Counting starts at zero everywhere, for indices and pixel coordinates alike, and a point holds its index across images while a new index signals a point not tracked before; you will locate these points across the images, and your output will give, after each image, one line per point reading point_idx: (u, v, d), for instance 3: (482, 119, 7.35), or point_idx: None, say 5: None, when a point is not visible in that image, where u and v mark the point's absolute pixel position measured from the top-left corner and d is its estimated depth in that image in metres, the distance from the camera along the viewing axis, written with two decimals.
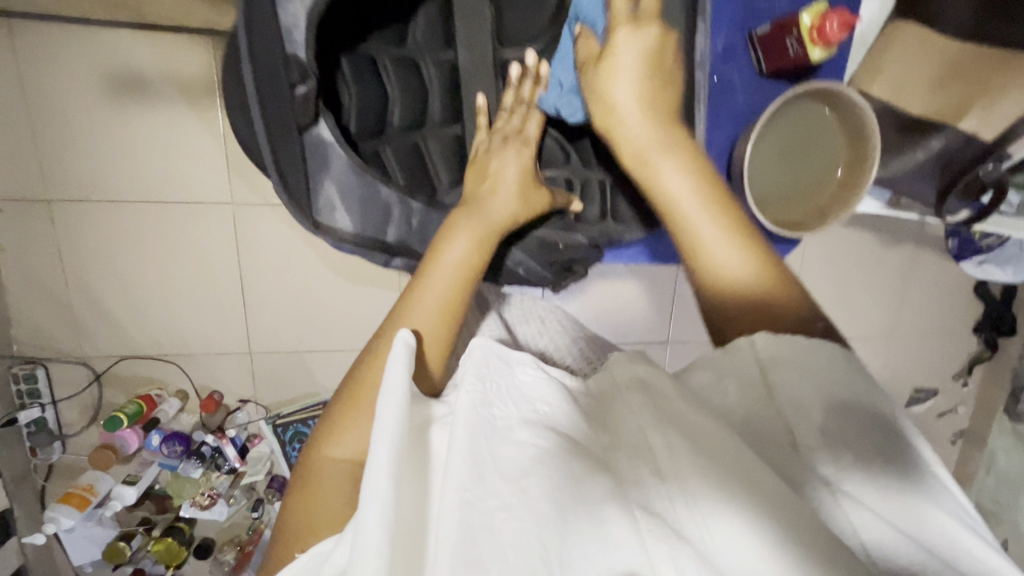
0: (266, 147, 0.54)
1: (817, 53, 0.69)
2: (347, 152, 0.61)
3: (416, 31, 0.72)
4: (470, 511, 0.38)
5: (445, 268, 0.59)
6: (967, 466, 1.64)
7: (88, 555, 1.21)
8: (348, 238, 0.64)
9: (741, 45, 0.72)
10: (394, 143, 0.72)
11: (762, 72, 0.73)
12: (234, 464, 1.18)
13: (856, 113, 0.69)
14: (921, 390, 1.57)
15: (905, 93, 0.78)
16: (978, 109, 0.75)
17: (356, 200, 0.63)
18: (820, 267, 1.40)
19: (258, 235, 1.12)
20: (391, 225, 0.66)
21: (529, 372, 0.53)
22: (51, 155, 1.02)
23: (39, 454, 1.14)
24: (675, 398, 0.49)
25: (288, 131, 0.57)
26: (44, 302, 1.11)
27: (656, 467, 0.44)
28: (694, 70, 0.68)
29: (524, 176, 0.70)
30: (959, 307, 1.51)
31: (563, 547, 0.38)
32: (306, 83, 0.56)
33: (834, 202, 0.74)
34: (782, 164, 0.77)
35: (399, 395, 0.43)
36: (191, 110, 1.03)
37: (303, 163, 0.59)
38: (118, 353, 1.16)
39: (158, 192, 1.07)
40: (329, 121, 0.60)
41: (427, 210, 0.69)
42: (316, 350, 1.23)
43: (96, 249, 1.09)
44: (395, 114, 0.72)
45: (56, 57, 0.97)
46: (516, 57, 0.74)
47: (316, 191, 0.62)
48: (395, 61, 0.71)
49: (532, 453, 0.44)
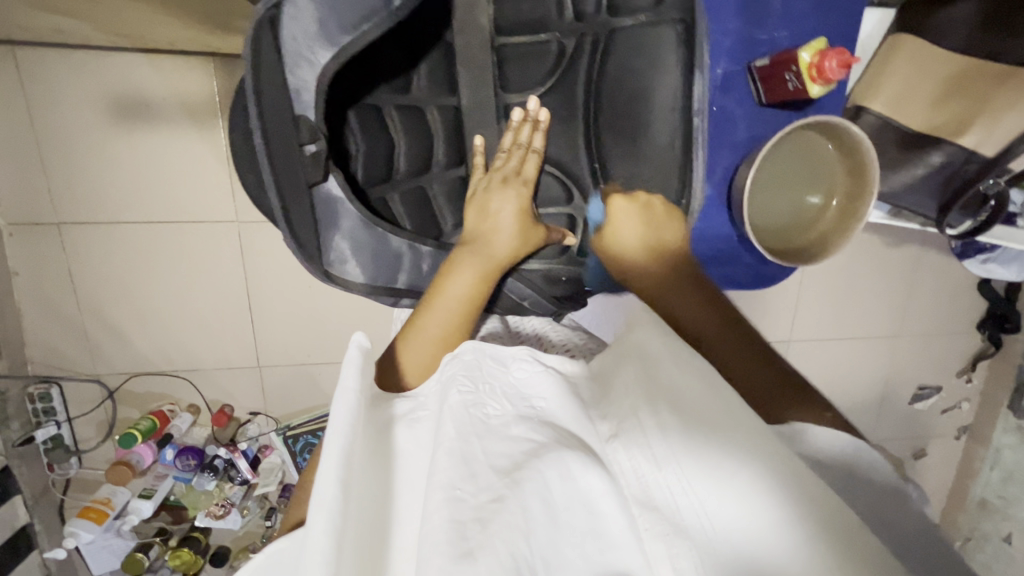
0: (279, 211, 0.56)
1: (817, 89, 0.68)
2: (357, 208, 0.62)
3: (421, 78, 0.73)
4: (460, 509, 0.40)
5: (446, 301, 0.63)
6: (971, 460, 1.65)
7: (108, 565, 1.24)
8: (358, 289, 0.65)
9: (741, 77, 0.73)
10: (402, 189, 0.73)
11: (761, 103, 0.73)
12: (246, 476, 1.20)
13: (856, 145, 0.68)
14: (924, 386, 1.58)
15: (905, 108, 0.78)
16: (980, 124, 0.74)
17: (367, 253, 0.64)
18: (822, 269, 1.40)
19: (265, 252, 1.14)
20: (401, 273, 0.67)
21: (525, 366, 0.53)
22: (59, 179, 1.03)
23: (56, 469, 1.17)
24: (671, 366, 0.49)
25: (298, 189, 0.58)
26: (56, 322, 1.13)
27: (650, 455, 0.45)
28: (693, 114, 0.71)
29: (523, 212, 0.71)
30: (962, 305, 1.51)
31: (553, 545, 0.41)
32: (316, 143, 0.57)
33: (836, 230, 0.73)
34: (779, 193, 0.77)
35: (351, 398, 0.45)
36: (196, 132, 1.04)
37: (314, 219, 0.60)
38: (130, 370, 1.18)
39: (165, 213, 1.08)
40: (339, 178, 0.60)
41: (437, 253, 0.69)
42: (324, 363, 1.25)
43: (106, 269, 1.10)
44: (402, 161, 0.73)
45: (60, 83, 0.98)
46: (518, 102, 0.76)
47: (327, 246, 0.62)
48: (401, 109, 0.72)
49: (527, 448, 0.46)
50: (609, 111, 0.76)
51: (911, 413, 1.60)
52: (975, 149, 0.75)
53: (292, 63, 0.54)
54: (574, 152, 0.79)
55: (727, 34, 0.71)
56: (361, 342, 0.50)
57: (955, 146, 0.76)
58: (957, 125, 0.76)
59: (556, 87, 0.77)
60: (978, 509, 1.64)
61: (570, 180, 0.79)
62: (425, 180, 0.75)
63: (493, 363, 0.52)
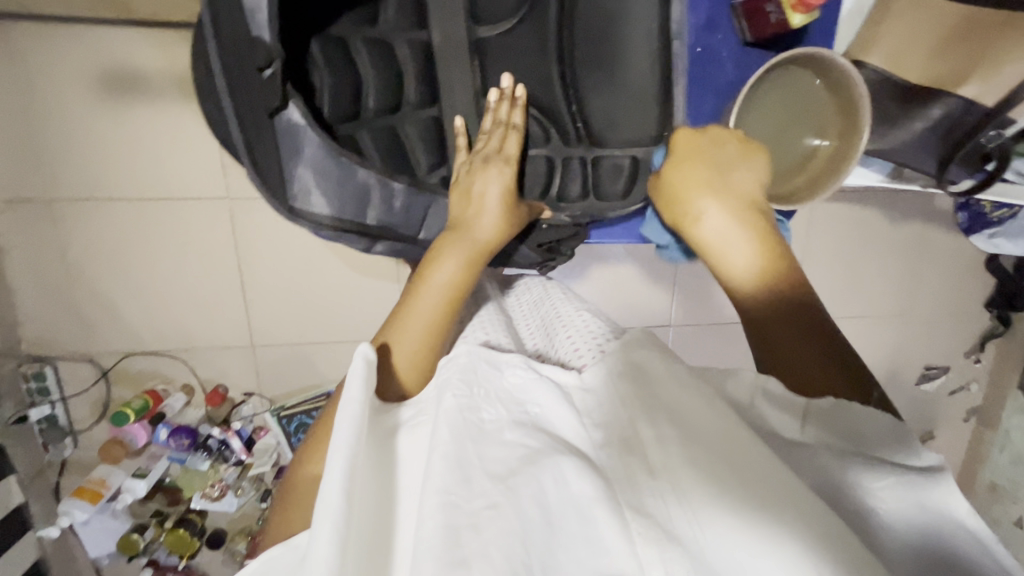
0: (241, 144, 0.55)
1: (797, 18, 0.69)
2: (319, 136, 0.60)
3: (388, 9, 0.70)
4: (454, 514, 0.42)
5: (433, 287, 0.62)
6: (982, 444, 1.61)
7: (104, 547, 1.23)
8: (325, 222, 0.63)
9: (723, 17, 0.73)
10: (372, 127, 0.71)
11: (746, 43, 0.73)
12: (240, 455, 1.19)
13: (842, 75, 0.67)
14: (932, 367, 1.54)
15: (903, 62, 0.75)
16: (978, 75, 0.73)
17: (334, 185, 0.63)
18: (825, 245, 1.37)
19: (256, 230, 1.13)
20: (371, 209, 0.67)
21: (519, 373, 0.55)
22: (50, 156, 1.03)
23: (51, 450, 1.18)
24: (673, 389, 0.51)
25: (256, 117, 0.57)
26: (50, 301, 1.13)
27: (646, 464, 0.47)
28: (672, 40, 0.70)
29: (508, 191, 0.70)
30: (970, 283, 1.47)
31: (549, 550, 0.42)
32: (272, 65, 0.55)
33: (827, 172, 0.70)
34: (768, 139, 0.75)
35: (354, 408, 0.45)
36: (184, 107, 1.03)
37: (274, 147, 0.59)
38: (124, 349, 1.18)
39: (155, 190, 1.08)
40: (298, 105, 0.58)
41: (411, 192, 0.70)
42: (318, 342, 1.24)
43: (98, 247, 1.10)
44: (370, 97, 0.71)
45: (49, 57, 0.98)
46: (491, 35, 0.73)
47: (291, 177, 0.61)
48: (368, 43, 0.70)
49: (521, 453, 0.48)
50: (586, 45, 0.73)
51: (919, 395, 1.56)
52: (975, 100, 0.74)
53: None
54: (550, 90, 0.76)
55: None
56: (366, 353, 0.51)
57: (955, 96, 0.74)
58: (958, 75, 0.74)
59: (529, 17, 0.73)
60: (988, 494, 1.61)
61: (548, 122, 0.77)
62: (396, 119, 0.73)
63: (486, 367, 0.54)
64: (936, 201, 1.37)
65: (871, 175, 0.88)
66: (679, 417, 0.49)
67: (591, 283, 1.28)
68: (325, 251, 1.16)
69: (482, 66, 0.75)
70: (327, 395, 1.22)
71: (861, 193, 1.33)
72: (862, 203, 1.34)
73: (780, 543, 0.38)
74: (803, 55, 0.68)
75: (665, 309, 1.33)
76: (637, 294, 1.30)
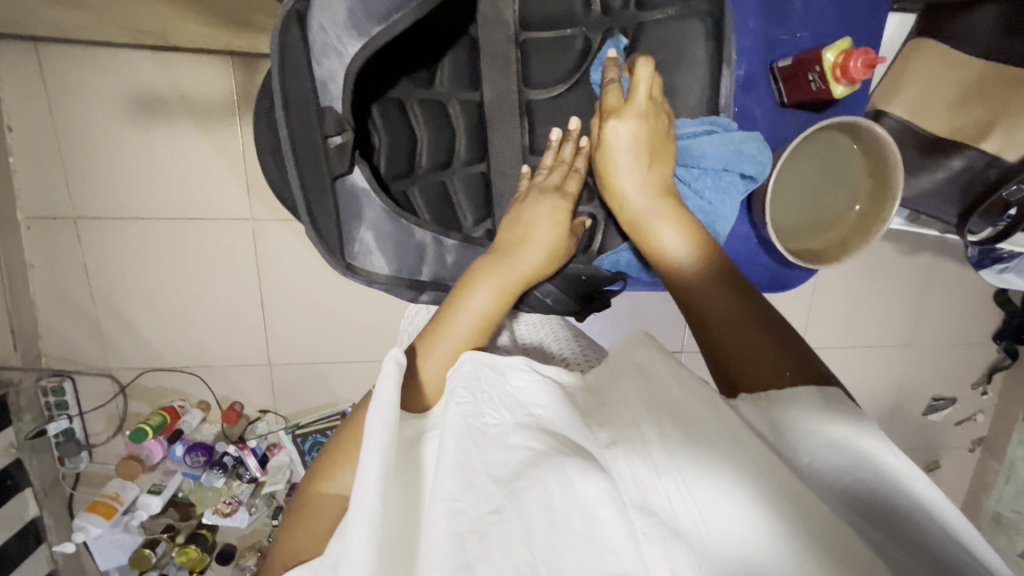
0: (302, 205, 0.56)
1: (840, 90, 0.67)
2: (380, 198, 0.62)
3: (443, 73, 0.73)
4: (459, 519, 0.37)
5: (467, 313, 0.60)
6: (986, 473, 1.62)
7: (114, 561, 1.24)
8: (382, 279, 0.64)
9: (761, 76, 0.72)
10: (422, 184, 0.73)
11: (783, 103, 0.73)
12: (255, 473, 1.19)
13: (881, 148, 0.68)
14: (939, 398, 1.55)
15: (926, 114, 0.78)
16: (1000, 129, 0.75)
17: (391, 243, 0.64)
18: (836, 278, 1.39)
19: (276, 251, 1.14)
20: (425, 265, 0.66)
21: (524, 377, 0.51)
22: (78, 175, 1.05)
23: (67, 462, 1.19)
24: (677, 392, 0.49)
25: (320, 178, 0.59)
26: (72, 317, 1.14)
27: (650, 463, 0.44)
28: (720, 110, 0.72)
29: (560, 225, 0.68)
30: (977, 316, 1.49)
31: (553, 551, 0.38)
32: (342, 133, 0.58)
33: (858, 233, 0.72)
34: (798, 197, 0.77)
35: (389, 412, 0.43)
36: (210, 130, 1.05)
37: (336, 210, 0.61)
38: (142, 365, 1.19)
39: (177, 210, 1.09)
40: (363, 168, 0.60)
41: (462, 247, 0.68)
42: (333, 362, 1.25)
43: (120, 265, 1.11)
44: (423, 155, 0.73)
45: (81, 80, 0.99)
46: (541, 97, 0.75)
47: (351, 237, 0.62)
48: (422, 103, 0.72)
49: (524, 456, 0.43)
50: None
51: (925, 424, 1.57)
52: (997, 154, 0.75)
53: (321, 53, 0.57)
54: None
55: (748, 34, 0.70)
56: (398, 357, 0.49)
57: (977, 150, 0.76)
58: (980, 129, 0.76)
59: (578, 83, 0.76)
60: (993, 525, 1.61)
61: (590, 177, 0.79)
62: (446, 174, 0.75)
63: (492, 374, 0.50)
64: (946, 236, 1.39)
65: None
66: (682, 418, 0.47)
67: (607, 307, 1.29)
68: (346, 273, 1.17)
69: (531, 126, 0.76)
70: (343, 414, 1.23)
71: None
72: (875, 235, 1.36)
73: (773, 535, 0.38)
74: (846, 125, 0.69)
75: (678, 336, 1.34)
76: (652, 320, 1.31)
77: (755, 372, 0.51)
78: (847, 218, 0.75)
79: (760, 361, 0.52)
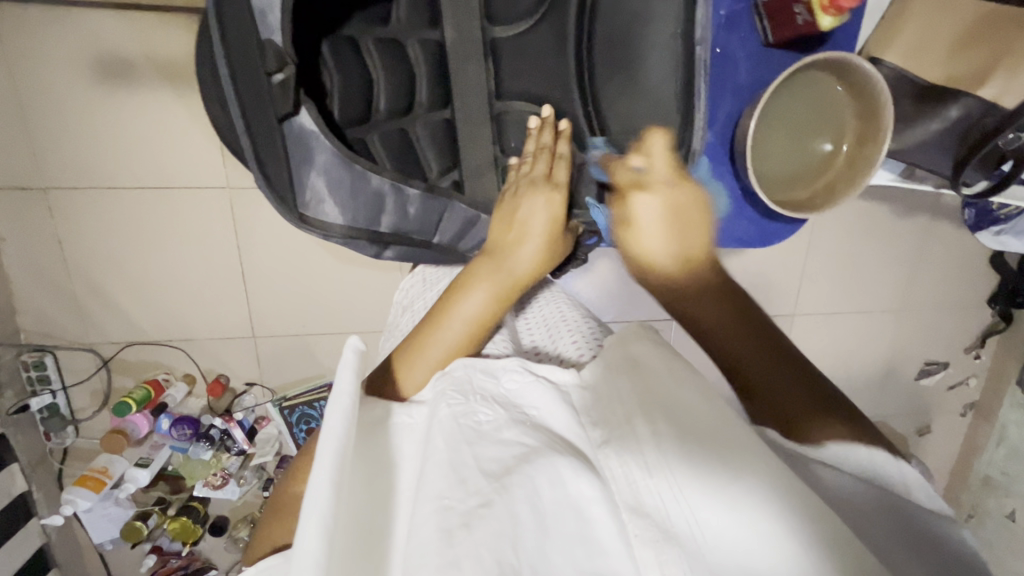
0: (249, 153, 0.53)
1: (827, 20, 0.66)
2: (331, 140, 0.58)
3: (399, 9, 0.69)
4: (449, 516, 0.39)
5: (456, 321, 0.60)
6: (977, 437, 1.63)
7: (107, 534, 1.25)
8: (338, 231, 0.62)
9: (745, 13, 0.68)
10: (381, 130, 0.70)
11: (768, 43, 0.68)
12: (242, 446, 1.19)
13: (868, 81, 0.66)
14: (931, 362, 1.54)
15: (921, 59, 0.75)
16: (1001, 74, 0.72)
17: (346, 191, 0.61)
18: (830, 243, 1.36)
19: (255, 221, 1.11)
20: (385, 215, 0.64)
21: (515, 377, 0.55)
22: (44, 143, 1.00)
23: (53, 437, 1.18)
24: (668, 381, 0.51)
25: (265, 120, 0.55)
26: (50, 291, 1.11)
27: (642, 462, 0.45)
28: (694, 44, 0.65)
29: (556, 221, 0.67)
30: (973, 279, 1.47)
31: (541, 552, 0.38)
32: (282, 69, 0.55)
33: (847, 176, 0.71)
34: (784, 147, 0.75)
35: (346, 401, 0.41)
36: (180, 94, 1.00)
37: (284, 154, 0.57)
38: (124, 339, 1.17)
39: (150, 179, 1.05)
40: (310, 109, 0.57)
41: (426, 197, 0.66)
42: (319, 334, 1.23)
43: (94, 237, 1.08)
44: (381, 98, 0.69)
45: (39, 41, 0.94)
46: (506, 36, 0.72)
47: (302, 183, 0.59)
48: (379, 42, 0.69)
49: (517, 451, 0.45)
50: (602, 49, 0.72)
51: (916, 388, 1.57)
52: (995, 101, 0.73)
53: None
54: (566, 92, 0.75)
55: None
56: (356, 344, 0.46)
57: (974, 97, 0.73)
58: (977, 76, 0.73)
59: (542, 21, 0.73)
60: (981, 486, 1.63)
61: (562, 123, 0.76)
62: (406, 121, 0.72)
63: (483, 377, 0.55)
64: (943, 197, 1.36)
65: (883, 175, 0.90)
66: (675, 414, 0.47)
67: (595, 275, 1.26)
68: (327, 242, 1.15)
69: (496, 67, 0.74)
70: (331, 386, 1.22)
71: (869, 190, 1.31)
72: (870, 198, 1.32)
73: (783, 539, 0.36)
74: (830, 61, 0.67)
75: None
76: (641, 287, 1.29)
77: (777, 404, 0.45)
78: (834, 164, 0.73)
79: (777, 390, 0.45)
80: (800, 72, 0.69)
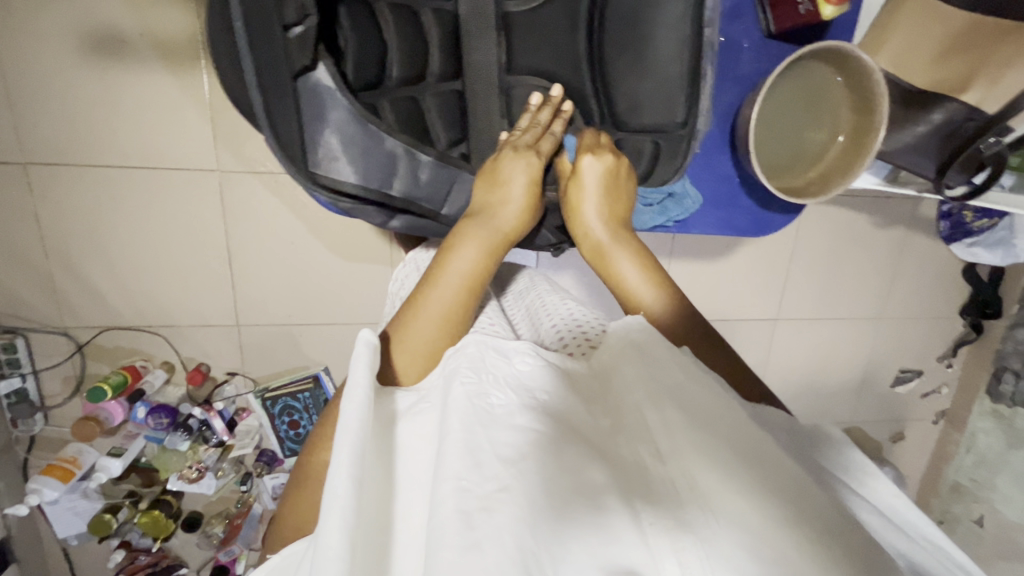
0: (261, 104, 0.52)
1: (828, 10, 0.70)
2: (346, 98, 0.62)
3: None
4: (466, 498, 0.40)
5: (450, 278, 0.61)
6: (947, 444, 1.68)
7: (74, 527, 1.20)
8: (350, 189, 0.63)
9: (749, 5, 0.76)
10: (392, 97, 0.69)
11: (769, 34, 0.76)
12: (222, 437, 1.16)
13: (864, 75, 0.70)
14: (906, 369, 1.58)
15: (910, 70, 0.81)
16: (981, 81, 0.79)
17: (358, 150, 0.64)
18: (815, 249, 1.40)
19: (245, 207, 1.09)
20: (396, 178, 0.67)
21: (528, 361, 0.55)
22: (26, 117, 0.97)
23: (20, 425, 1.14)
24: (677, 373, 0.50)
25: (280, 77, 0.55)
26: (24, 271, 1.07)
27: (655, 450, 0.46)
28: (703, 26, 0.68)
29: (534, 181, 0.69)
30: (946, 289, 1.51)
31: (559, 541, 0.40)
32: (303, 22, 0.56)
33: (841, 166, 0.76)
34: (782, 135, 0.82)
35: (357, 395, 0.44)
36: (173, 72, 0.99)
37: (297, 111, 0.58)
38: (101, 324, 1.13)
39: (136, 159, 1.03)
40: (327, 66, 0.60)
41: (437, 165, 0.71)
42: (305, 324, 1.21)
43: (75, 217, 1.05)
44: (394, 65, 0.69)
45: (29, 11, 0.92)
46: (519, 7, 0.72)
47: (316, 142, 0.61)
48: (394, 8, 0.68)
49: (531, 439, 0.46)
50: (615, 28, 0.73)
51: (892, 396, 1.61)
52: (977, 107, 0.80)
53: None
54: (578, 71, 0.76)
55: None
56: (369, 339, 0.50)
57: (959, 102, 0.80)
58: (961, 82, 0.80)
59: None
60: (951, 492, 1.68)
61: (574, 98, 0.78)
62: (419, 90, 0.72)
63: (495, 355, 0.54)
64: (921, 208, 1.40)
65: (869, 178, 0.93)
66: (686, 402, 0.47)
67: (584, 274, 1.26)
68: (318, 230, 1.13)
69: (508, 41, 0.74)
70: (315, 377, 1.20)
71: (852, 199, 1.35)
72: (852, 206, 1.36)
73: (789, 537, 0.37)
74: (830, 50, 0.71)
75: None
76: None
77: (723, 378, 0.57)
78: (832, 150, 0.79)
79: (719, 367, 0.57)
80: (800, 61, 0.75)
